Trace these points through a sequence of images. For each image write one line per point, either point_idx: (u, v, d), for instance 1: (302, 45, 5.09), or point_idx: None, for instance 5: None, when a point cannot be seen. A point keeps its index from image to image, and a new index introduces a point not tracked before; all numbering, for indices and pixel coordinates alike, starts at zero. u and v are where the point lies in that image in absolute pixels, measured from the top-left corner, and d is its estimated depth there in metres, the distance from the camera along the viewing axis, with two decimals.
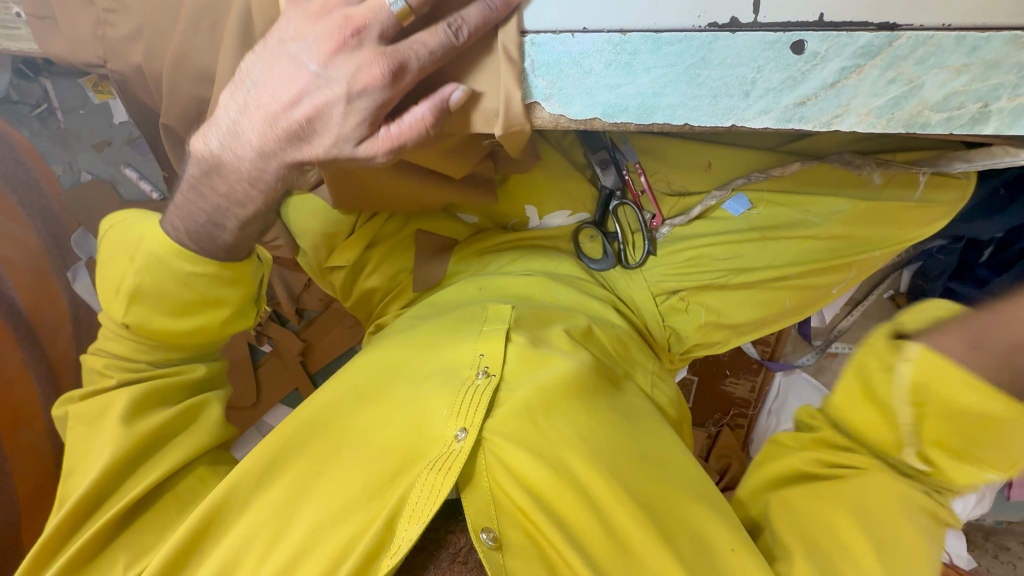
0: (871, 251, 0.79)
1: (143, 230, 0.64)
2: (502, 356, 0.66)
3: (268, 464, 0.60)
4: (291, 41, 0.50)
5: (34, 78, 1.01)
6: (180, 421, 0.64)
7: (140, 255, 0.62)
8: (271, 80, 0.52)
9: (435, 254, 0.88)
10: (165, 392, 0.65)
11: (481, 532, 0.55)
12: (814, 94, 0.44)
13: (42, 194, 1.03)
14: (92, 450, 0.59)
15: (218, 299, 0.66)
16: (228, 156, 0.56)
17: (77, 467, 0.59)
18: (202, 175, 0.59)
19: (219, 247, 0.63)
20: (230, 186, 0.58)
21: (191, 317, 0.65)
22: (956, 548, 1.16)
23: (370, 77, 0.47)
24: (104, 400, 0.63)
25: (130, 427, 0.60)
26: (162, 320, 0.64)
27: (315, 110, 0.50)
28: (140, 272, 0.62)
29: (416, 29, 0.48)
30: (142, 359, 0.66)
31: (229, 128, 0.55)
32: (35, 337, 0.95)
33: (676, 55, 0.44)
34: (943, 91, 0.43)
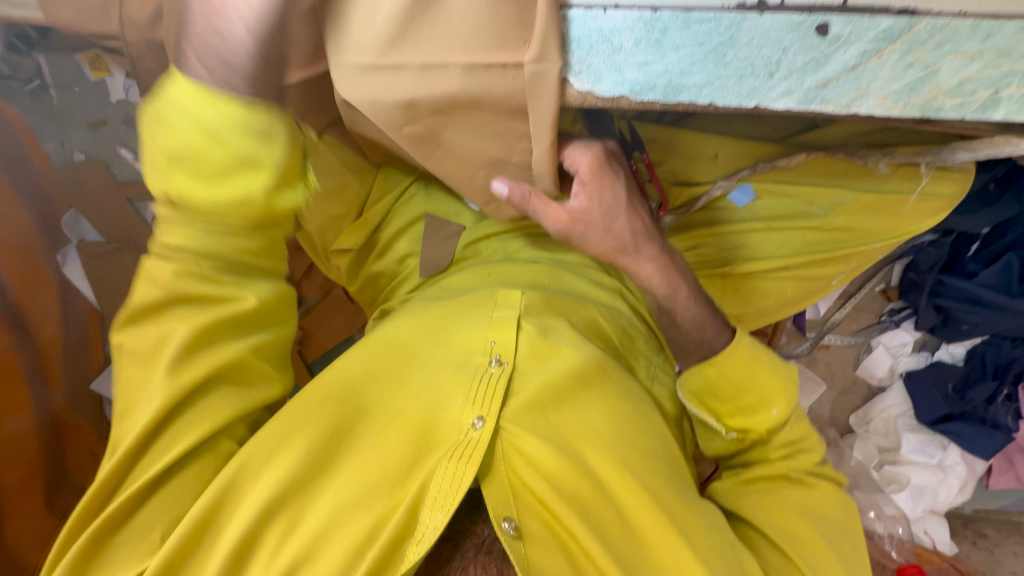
0: (871, 243, 0.82)
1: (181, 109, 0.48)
2: (513, 345, 0.65)
3: (276, 440, 0.56)
4: None
5: (28, 53, 0.96)
6: (230, 371, 0.59)
7: (176, 126, 0.48)
8: None
9: (444, 239, 0.87)
10: (222, 325, 0.57)
11: (503, 522, 0.55)
12: (835, 77, 0.46)
13: (34, 172, 0.99)
14: (138, 397, 0.55)
15: (254, 160, 0.51)
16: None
17: (122, 412, 0.56)
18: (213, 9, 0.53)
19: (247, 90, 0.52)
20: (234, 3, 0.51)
21: (230, 183, 0.51)
22: (939, 533, 1.19)
23: None
24: (156, 334, 0.56)
25: (182, 375, 0.54)
26: (196, 189, 0.51)
27: None
28: (174, 131, 0.48)
29: None
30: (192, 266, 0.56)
31: None
32: (22, 323, 0.93)
33: (704, 34, 0.45)
34: (957, 77, 0.45)
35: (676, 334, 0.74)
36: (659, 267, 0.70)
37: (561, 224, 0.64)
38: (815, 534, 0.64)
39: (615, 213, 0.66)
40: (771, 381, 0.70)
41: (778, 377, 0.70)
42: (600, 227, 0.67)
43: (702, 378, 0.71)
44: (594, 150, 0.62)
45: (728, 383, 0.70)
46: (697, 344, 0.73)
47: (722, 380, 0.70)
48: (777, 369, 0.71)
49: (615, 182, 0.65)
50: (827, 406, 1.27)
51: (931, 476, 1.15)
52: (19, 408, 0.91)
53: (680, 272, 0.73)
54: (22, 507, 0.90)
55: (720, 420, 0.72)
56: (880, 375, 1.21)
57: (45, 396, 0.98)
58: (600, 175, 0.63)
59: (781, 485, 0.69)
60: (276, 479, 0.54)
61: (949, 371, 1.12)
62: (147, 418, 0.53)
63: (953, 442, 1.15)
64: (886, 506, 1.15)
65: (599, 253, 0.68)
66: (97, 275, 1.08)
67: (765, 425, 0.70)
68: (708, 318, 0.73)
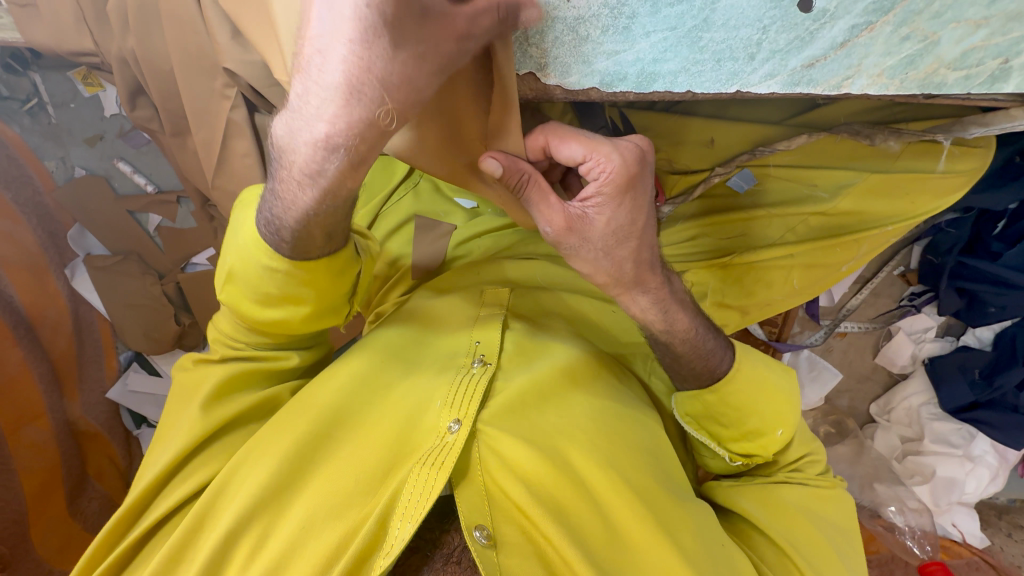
0: (882, 226, 0.77)
1: (247, 245, 0.56)
2: (498, 344, 0.64)
3: (258, 451, 0.59)
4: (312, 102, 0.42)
5: (24, 72, 1.01)
6: (255, 410, 0.66)
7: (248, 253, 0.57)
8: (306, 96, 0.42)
9: (436, 239, 0.85)
10: (253, 375, 0.65)
11: (475, 530, 0.53)
12: (823, 55, 0.42)
13: (37, 191, 1.02)
14: (175, 426, 0.63)
15: (297, 299, 0.58)
16: (290, 154, 0.46)
17: (159, 439, 0.64)
18: (282, 154, 0.47)
19: (286, 238, 0.54)
20: (297, 175, 0.47)
21: (272, 311, 0.59)
22: (967, 525, 1.13)
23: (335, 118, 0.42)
24: (201, 374, 0.65)
25: (207, 414, 0.62)
26: (247, 305, 0.59)
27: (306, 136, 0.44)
28: (236, 256, 0.57)
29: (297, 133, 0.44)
30: (242, 342, 0.65)
31: (300, 107, 0.43)
32: (35, 336, 0.98)
33: (676, 17, 0.42)
34: (960, 47, 0.41)
35: (675, 365, 0.65)
36: (656, 300, 0.59)
37: (553, 227, 0.53)
38: (813, 530, 0.62)
39: (625, 237, 0.54)
40: (777, 402, 0.65)
41: (784, 397, 0.65)
42: (598, 246, 0.54)
43: (700, 403, 0.65)
44: (620, 158, 0.50)
45: (728, 410, 0.65)
46: (698, 371, 0.64)
47: (723, 407, 0.65)
48: (784, 387, 0.66)
49: (640, 203, 0.53)
50: (845, 396, 1.23)
51: (958, 467, 1.10)
52: (35, 417, 0.95)
53: (679, 298, 0.62)
54: (43, 513, 0.94)
55: (722, 445, 0.67)
56: (901, 363, 1.16)
57: (62, 406, 1.01)
58: (622, 190, 0.52)
59: (778, 486, 0.66)
60: (255, 485, 0.56)
61: (974, 355, 1.07)
62: (170, 455, 0.61)
63: (980, 432, 1.10)
64: (909, 500, 1.09)
65: (589, 273, 0.57)
66: (102, 289, 1.07)
67: (769, 449, 0.66)
68: (710, 341, 0.64)
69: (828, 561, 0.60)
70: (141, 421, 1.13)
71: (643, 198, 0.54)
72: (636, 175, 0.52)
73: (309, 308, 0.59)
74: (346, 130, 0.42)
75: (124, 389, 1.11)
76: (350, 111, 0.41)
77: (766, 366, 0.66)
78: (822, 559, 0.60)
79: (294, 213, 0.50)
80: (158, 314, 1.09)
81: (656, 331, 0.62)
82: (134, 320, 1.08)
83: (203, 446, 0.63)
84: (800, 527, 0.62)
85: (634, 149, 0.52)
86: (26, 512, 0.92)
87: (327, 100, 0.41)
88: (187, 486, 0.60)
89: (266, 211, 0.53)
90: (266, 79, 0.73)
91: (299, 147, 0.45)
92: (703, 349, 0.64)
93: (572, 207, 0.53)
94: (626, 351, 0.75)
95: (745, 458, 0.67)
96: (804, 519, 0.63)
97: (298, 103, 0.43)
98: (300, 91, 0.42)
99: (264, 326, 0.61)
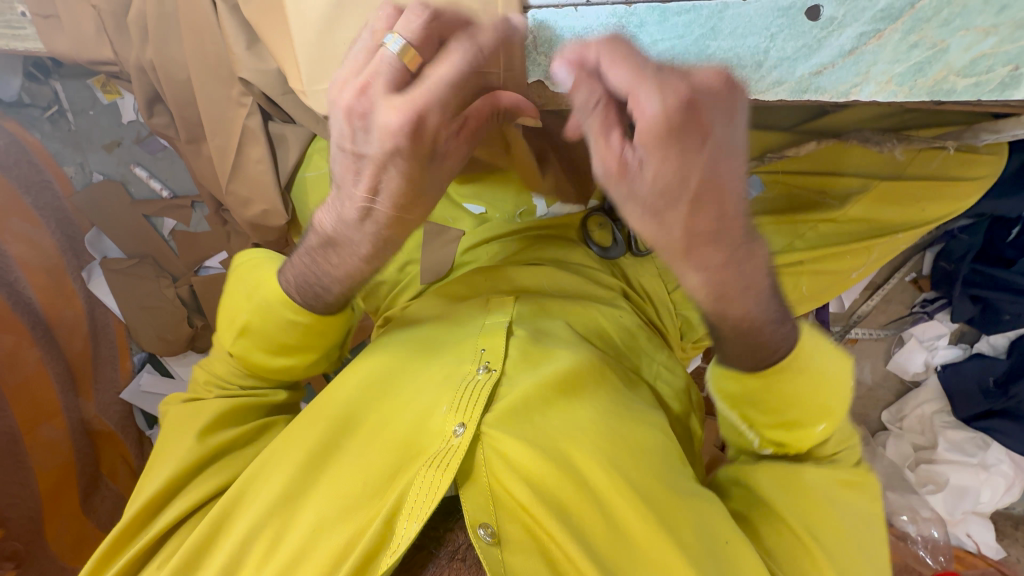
0: (892, 234, 0.76)
1: (261, 278, 0.64)
2: (502, 351, 0.65)
3: (270, 458, 0.61)
4: (355, 209, 0.53)
5: (45, 81, 1.05)
6: (247, 437, 0.67)
7: (256, 298, 0.63)
8: (349, 201, 0.53)
9: (444, 244, 0.87)
10: (246, 409, 0.68)
11: (480, 528, 0.55)
12: (831, 62, 0.42)
13: (56, 195, 1.05)
14: (167, 455, 0.64)
15: (307, 348, 0.64)
16: (335, 239, 0.57)
17: (152, 468, 0.64)
18: (320, 245, 0.58)
19: (320, 303, 0.62)
20: (337, 259, 0.58)
21: (281, 358, 0.65)
22: (982, 535, 1.12)
23: (378, 221, 0.54)
24: (195, 407, 0.68)
25: (202, 443, 0.63)
26: (258, 354, 0.65)
27: (351, 231, 0.55)
28: (252, 312, 0.63)
29: (340, 229, 0.56)
30: (236, 383, 0.69)
31: (340, 210, 0.55)
32: (52, 336, 0.99)
33: (685, 26, 0.43)
34: (970, 55, 0.41)
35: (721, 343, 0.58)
36: (716, 279, 0.48)
37: (607, 171, 0.44)
38: (839, 523, 0.58)
39: None
40: (823, 394, 0.60)
41: (831, 390, 0.61)
42: (645, 205, 0.44)
43: (740, 384, 0.61)
44: (677, 96, 0.37)
45: (771, 396, 0.60)
46: (751, 352, 0.57)
47: (765, 392, 0.60)
48: (834, 375, 0.61)
49: (722, 154, 0.40)
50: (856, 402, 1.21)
51: (972, 476, 1.09)
52: (51, 416, 0.96)
53: None
54: (57, 511, 0.94)
55: (753, 429, 0.64)
56: (914, 370, 1.15)
57: (78, 405, 1.03)
58: (674, 139, 0.39)
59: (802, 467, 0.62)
60: (271, 492, 0.57)
61: (987, 363, 1.06)
62: (166, 475, 0.61)
63: (993, 440, 1.08)
64: (923, 509, 1.09)
65: None
66: (117, 291, 1.09)
67: (805, 441, 0.62)
68: (767, 326, 0.55)
69: (846, 553, 0.57)
70: (154, 421, 1.15)
71: (721, 144, 0.40)
72: (703, 114, 0.38)
73: (316, 352, 0.65)
74: (386, 228, 0.54)
75: (136, 389, 1.14)
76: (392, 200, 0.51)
77: (821, 357, 0.60)
78: (841, 549, 0.57)
79: (328, 285, 0.61)
80: (172, 316, 1.11)
81: (706, 308, 0.53)
82: (149, 322, 1.11)
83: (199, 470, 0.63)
84: (824, 516, 0.58)
85: (720, 78, 0.38)
86: (41, 510, 0.92)
87: (371, 210, 0.53)
88: (183, 505, 0.60)
89: (295, 281, 0.61)
90: (280, 88, 0.74)
91: (346, 241, 0.56)
92: (755, 342, 0.56)
93: (626, 151, 0.42)
94: (629, 354, 0.75)
95: (778, 447, 0.64)
96: (827, 508, 0.59)
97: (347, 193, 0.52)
98: (345, 186, 0.51)
99: (272, 375, 0.67)
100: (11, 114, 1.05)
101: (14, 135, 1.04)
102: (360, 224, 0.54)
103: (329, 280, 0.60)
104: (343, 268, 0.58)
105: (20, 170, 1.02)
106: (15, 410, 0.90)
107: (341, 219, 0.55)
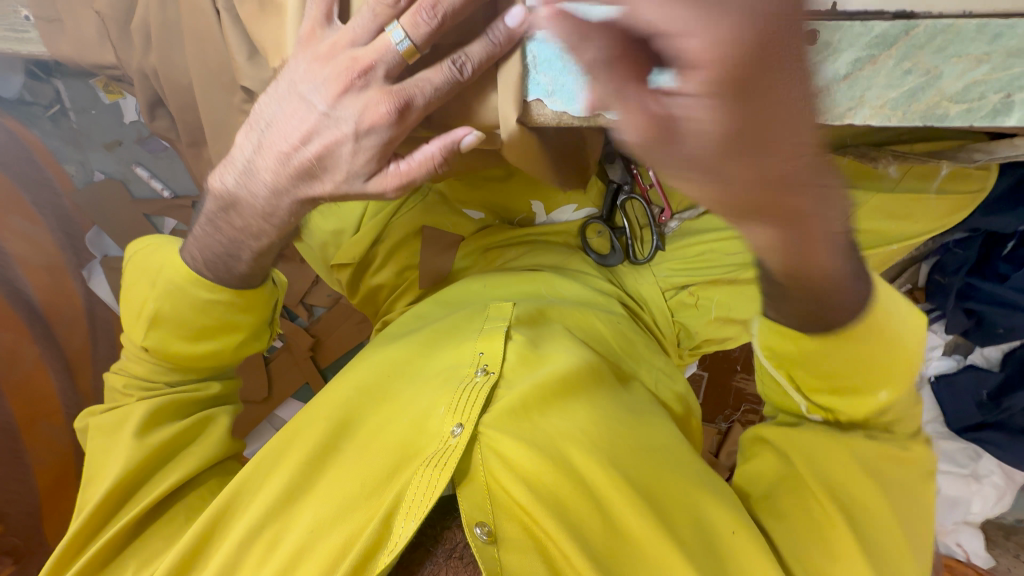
0: (888, 246, 0.75)
1: (164, 260, 0.66)
2: (501, 354, 0.65)
3: (270, 459, 0.61)
4: (262, 167, 0.58)
5: (47, 80, 1.05)
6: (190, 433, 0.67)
7: (161, 282, 0.65)
8: (264, 157, 0.58)
9: (443, 249, 0.89)
10: (182, 404, 0.68)
11: (475, 527, 0.55)
12: (826, 86, 0.43)
13: (55, 193, 1.06)
14: (105, 465, 0.63)
15: (233, 324, 0.68)
16: (244, 193, 0.60)
17: (93, 477, 0.63)
18: (222, 209, 0.62)
19: (233, 276, 0.65)
20: (246, 220, 0.62)
21: (206, 341, 0.67)
22: (973, 545, 1.14)
23: (285, 180, 0.58)
24: (123, 412, 0.67)
25: (141, 442, 0.63)
26: (178, 343, 0.66)
27: (259, 185, 0.59)
28: (160, 299, 0.65)
29: (245, 189, 0.60)
30: (160, 380, 0.69)
31: (246, 167, 0.59)
32: (52, 334, 0.99)
33: None
34: (963, 81, 0.41)
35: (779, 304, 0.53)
36: None
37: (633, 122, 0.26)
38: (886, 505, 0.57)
39: None
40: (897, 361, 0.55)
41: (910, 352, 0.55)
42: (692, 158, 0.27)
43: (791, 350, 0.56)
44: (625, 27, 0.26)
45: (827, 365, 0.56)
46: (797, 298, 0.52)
47: (818, 359, 0.55)
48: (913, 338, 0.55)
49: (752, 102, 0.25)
50: None
51: (963, 486, 1.11)
52: (51, 413, 0.96)
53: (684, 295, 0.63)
54: (55, 508, 0.94)
55: (801, 392, 0.61)
56: None
57: (77, 403, 1.01)
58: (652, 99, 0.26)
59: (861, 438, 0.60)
60: (272, 492, 0.58)
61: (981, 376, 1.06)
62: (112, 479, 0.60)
63: (985, 451, 1.10)
64: None
65: None
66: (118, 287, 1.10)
67: (866, 409, 0.58)
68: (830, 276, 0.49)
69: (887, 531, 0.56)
70: None
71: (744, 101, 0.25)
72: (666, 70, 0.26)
73: (245, 327, 0.69)
74: (292, 188, 0.58)
75: None
76: (353, 167, 0.55)
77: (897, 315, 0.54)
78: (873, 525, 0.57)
79: (230, 254, 0.64)
80: None
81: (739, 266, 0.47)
82: None
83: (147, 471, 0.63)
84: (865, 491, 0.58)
85: None
86: (39, 506, 0.91)
87: (279, 167, 0.57)
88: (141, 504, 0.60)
89: (207, 251, 0.65)
90: None
91: (252, 198, 0.60)
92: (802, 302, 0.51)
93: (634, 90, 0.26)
94: (624, 354, 0.76)
95: (828, 410, 0.61)
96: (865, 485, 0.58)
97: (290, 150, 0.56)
98: (301, 143, 0.56)
99: (197, 362, 0.68)
100: (14, 112, 1.06)
101: (15, 133, 1.04)
102: (267, 179, 0.59)
103: (234, 250, 0.64)
104: (254, 238, 0.63)
105: (21, 167, 1.02)
106: (14, 404, 0.91)
107: (248, 180, 0.60)
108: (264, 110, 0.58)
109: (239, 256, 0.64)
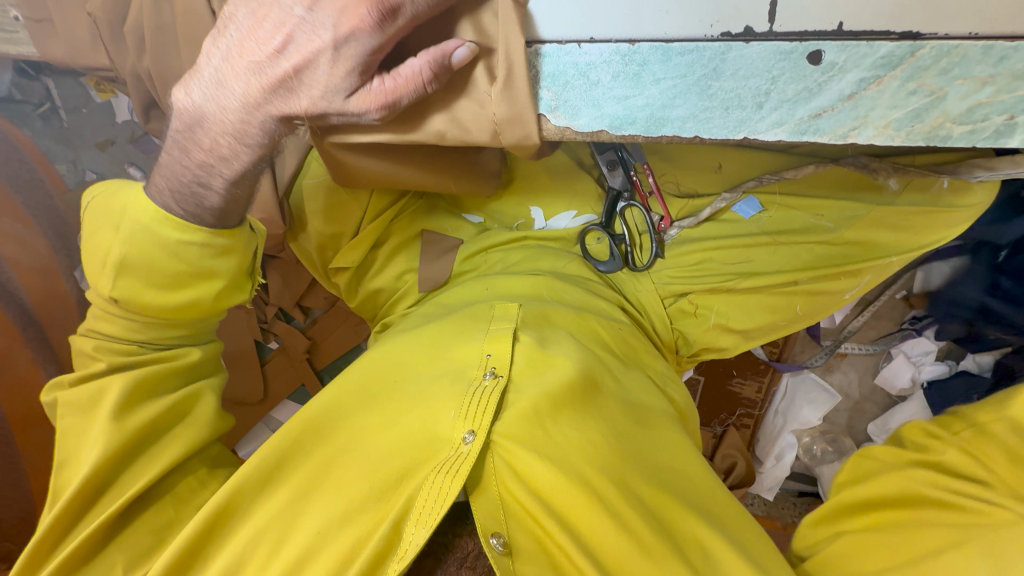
0: (887, 258, 0.76)
1: (128, 200, 0.63)
2: (509, 357, 0.65)
3: (272, 466, 0.60)
4: (232, 78, 0.55)
5: (37, 77, 1.04)
6: (172, 412, 0.65)
7: (126, 224, 0.62)
8: (234, 64, 0.55)
9: (440, 254, 0.88)
10: (159, 378, 0.66)
11: (492, 538, 0.55)
12: (830, 106, 0.43)
13: (48, 194, 1.03)
14: (83, 446, 0.59)
15: (211, 273, 0.65)
16: (212, 108, 0.58)
17: (66, 463, 0.59)
18: (190, 130, 0.60)
19: (206, 212, 0.63)
20: (219, 141, 0.59)
21: (183, 291, 0.64)
22: None
23: (255, 92, 0.55)
24: (95, 390, 0.63)
25: (120, 423, 0.60)
26: (150, 293, 0.63)
27: (230, 98, 0.56)
28: (127, 242, 0.62)
29: (212, 106, 0.58)
30: (135, 340, 0.67)
31: (214, 77, 0.56)
32: (44, 337, 0.97)
33: (687, 65, 0.44)
34: (966, 103, 0.41)
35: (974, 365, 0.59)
36: None
37: None
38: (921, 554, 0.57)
39: None
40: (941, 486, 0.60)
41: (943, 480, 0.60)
42: None
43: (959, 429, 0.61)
44: None
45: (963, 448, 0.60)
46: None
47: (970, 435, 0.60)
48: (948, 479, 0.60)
49: None
50: (843, 415, 1.23)
51: None
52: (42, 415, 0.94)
53: None
54: None
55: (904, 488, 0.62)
56: (900, 387, 1.14)
57: None
58: None
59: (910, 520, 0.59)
60: (279, 501, 0.58)
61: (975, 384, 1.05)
62: (98, 457, 0.57)
63: None
64: None
65: None
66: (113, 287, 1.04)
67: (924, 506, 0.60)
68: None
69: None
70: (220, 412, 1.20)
71: None
72: None
73: (223, 276, 0.67)
74: (263, 101, 0.55)
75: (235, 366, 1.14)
76: (332, 81, 0.51)
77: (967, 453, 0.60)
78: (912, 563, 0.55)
79: (200, 184, 0.61)
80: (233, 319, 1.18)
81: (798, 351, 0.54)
82: None
83: (125, 459, 0.60)
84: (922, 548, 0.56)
85: None
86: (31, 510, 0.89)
87: (250, 79, 0.54)
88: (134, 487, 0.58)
89: (176, 181, 0.61)
90: None
91: (223, 116, 0.58)
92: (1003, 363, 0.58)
93: None
94: (630, 356, 0.77)
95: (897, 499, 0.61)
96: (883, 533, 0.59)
97: (263, 65, 0.53)
98: (276, 51, 0.52)
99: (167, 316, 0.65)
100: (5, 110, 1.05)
101: (6, 133, 1.03)
102: (236, 89, 0.56)
103: (204, 176, 0.61)
104: (227, 165, 0.60)
105: (12, 168, 1.01)
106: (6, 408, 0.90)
107: (216, 96, 0.57)
108: (235, 17, 0.55)
109: (210, 183, 0.61)
